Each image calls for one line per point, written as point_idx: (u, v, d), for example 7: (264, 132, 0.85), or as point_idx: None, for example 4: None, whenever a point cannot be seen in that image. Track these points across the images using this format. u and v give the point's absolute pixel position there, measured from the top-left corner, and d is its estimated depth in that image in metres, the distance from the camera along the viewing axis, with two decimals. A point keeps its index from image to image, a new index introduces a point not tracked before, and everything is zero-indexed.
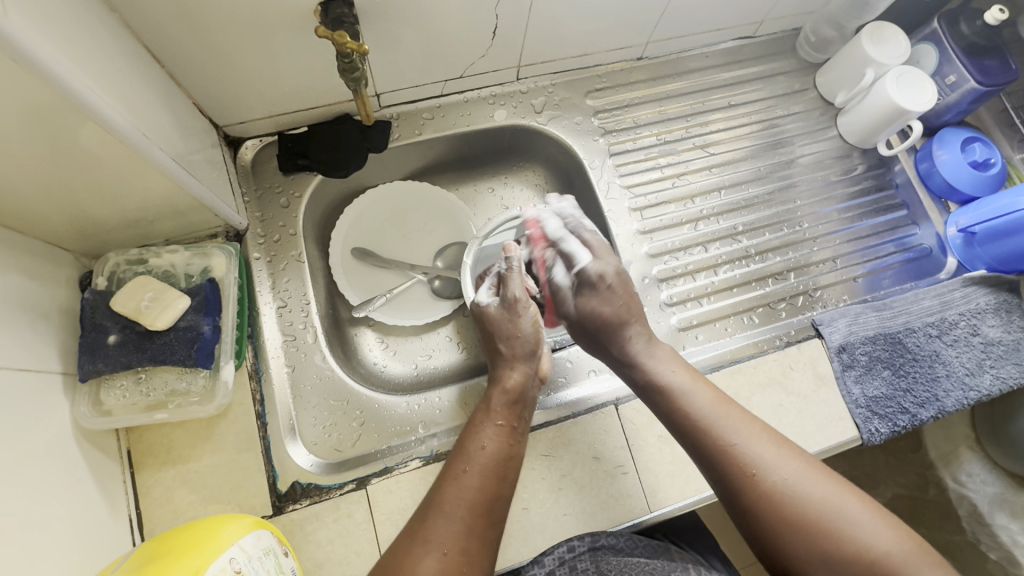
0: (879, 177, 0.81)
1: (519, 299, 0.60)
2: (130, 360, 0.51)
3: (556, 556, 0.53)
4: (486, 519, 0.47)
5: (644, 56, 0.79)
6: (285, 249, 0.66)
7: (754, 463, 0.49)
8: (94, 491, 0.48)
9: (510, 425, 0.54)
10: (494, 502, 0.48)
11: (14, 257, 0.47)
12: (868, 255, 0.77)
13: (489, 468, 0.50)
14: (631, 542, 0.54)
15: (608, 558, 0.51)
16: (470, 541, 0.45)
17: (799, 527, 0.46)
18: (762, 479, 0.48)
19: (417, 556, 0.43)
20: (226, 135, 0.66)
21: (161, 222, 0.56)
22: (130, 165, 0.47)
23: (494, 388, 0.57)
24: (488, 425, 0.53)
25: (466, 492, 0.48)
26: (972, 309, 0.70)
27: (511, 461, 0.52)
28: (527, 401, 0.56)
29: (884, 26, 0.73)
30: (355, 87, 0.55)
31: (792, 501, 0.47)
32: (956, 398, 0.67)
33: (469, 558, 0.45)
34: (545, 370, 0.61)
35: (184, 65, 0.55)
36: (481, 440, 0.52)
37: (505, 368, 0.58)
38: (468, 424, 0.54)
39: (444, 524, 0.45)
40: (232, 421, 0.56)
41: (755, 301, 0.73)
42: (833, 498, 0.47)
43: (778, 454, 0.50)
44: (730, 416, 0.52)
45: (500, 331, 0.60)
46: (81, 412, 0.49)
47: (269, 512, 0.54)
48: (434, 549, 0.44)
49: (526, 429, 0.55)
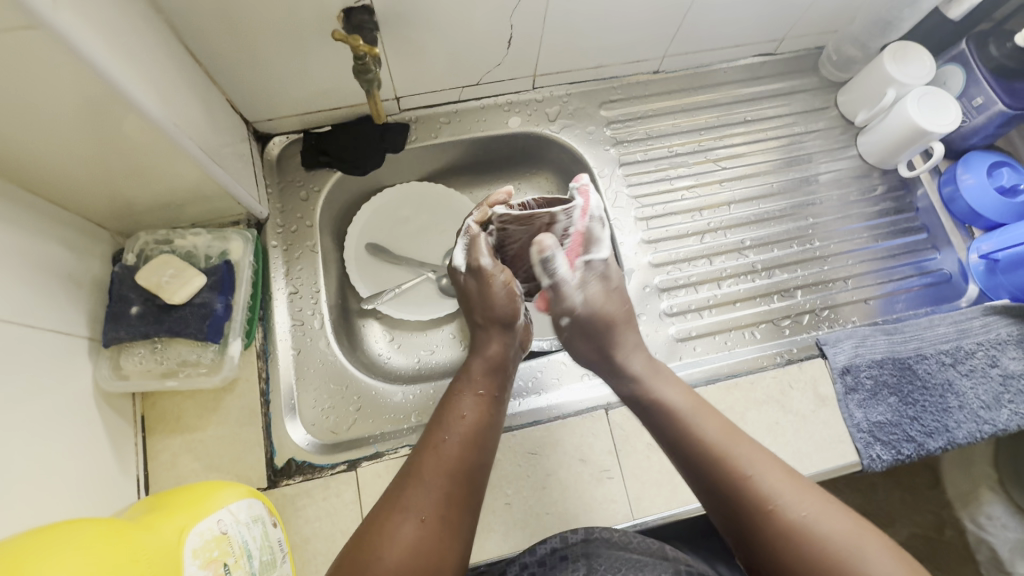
0: (899, 199, 0.79)
1: (491, 268, 0.59)
2: (148, 330, 0.54)
3: (548, 547, 0.54)
4: (465, 488, 0.49)
5: (661, 70, 0.80)
6: (300, 240, 0.70)
7: (767, 494, 0.46)
8: (106, 449, 0.52)
9: (490, 394, 0.56)
10: (473, 472, 0.50)
11: (53, 230, 0.52)
12: (883, 277, 0.75)
13: (469, 437, 0.51)
14: (626, 534, 0.54)
15: (600, 558, 0.52)
16: (446, 510, 0.47)
17: (796, 563, 0.43)
18: (775, 516, 0.45)
19: (397, 523, 0.45)
20: (256, 130, 0.71)
21: (188, 206, 0.60)
22: (159, 152, 0.51)
23: (473, 358, 0.58)
24: (467, 395, 0.55)
25: (447, 460, 0.49)
26: (991, 340, 0.68)
27: (491, 430, 0.54)
28: (506, 369, 0.58)
29: (908, 45, 0.72)
30: (368, 88, 0.58)
31: (803, 533, 0.44)
32: (968, 430, 0.64)
33: (445, 523, 0.46)
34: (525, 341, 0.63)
35: (218, 64, 0.59)
36: (463, 410, 0.53)
37: (485, 339, 0.59)
38: (448, 393, 0.55)
39: (424, 491, 0.47)
40: (237, 396, 0.60)
41: (759, 317, 0.71)
42: (853, 545, 0.42)
43: (794, 488, 0.46)
44: (747, 446, 0.49)
45: (477, 302, 0.60)
46: (101, 375, 0.53)
47: (264, 484, 0.58)
48: (411, 517, 0.46)
49: (505, 400, 0.57)
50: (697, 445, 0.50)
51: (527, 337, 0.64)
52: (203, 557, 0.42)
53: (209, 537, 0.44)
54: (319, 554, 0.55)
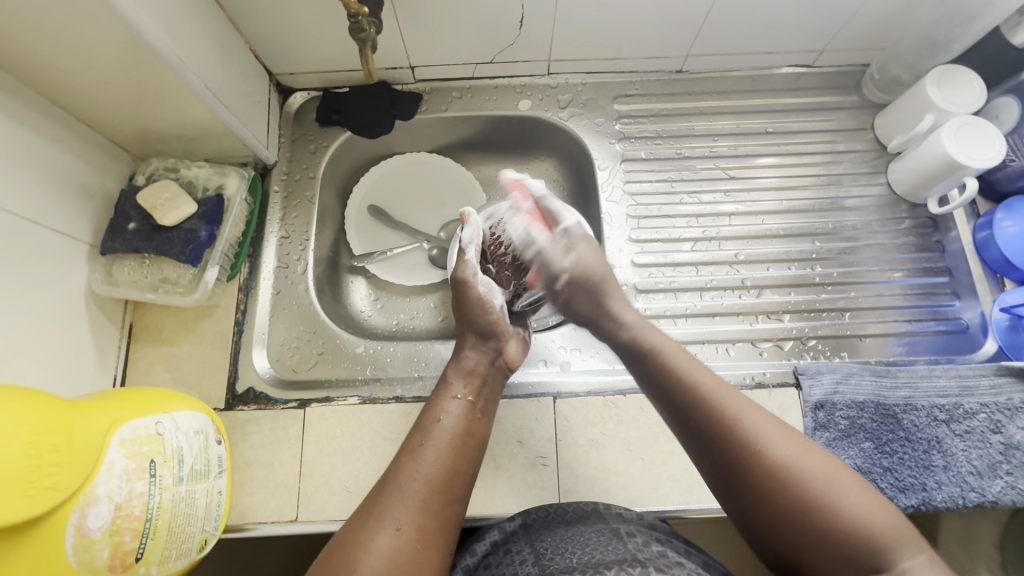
0: (924, 236, 0.73)
1: (469, 277, 0.58)
2: (137, 245, 0.59)
3: (487, 542, 0.51)
4: (442, 495, 0.47)
5: (684, 70, 0.78)
6: (301, 189, 0.74)
7: (755, 440, 0.46)
8: (89, 345, 0.58)
9: (470, 400, 0.53)
10: (452, 480, 0.48)
11: (76, 144, 0.58)
12: (887, 316, 0.69)
13: (447, 444, 0.49)
14: (561, 512, 0.53)
15: (544, 538, 0.50)
16: (426, 518, 0.45)
17: (781, 519, 0.44)
18: (761, 458, 0.45)
19: (371, 532, 0.43)
20: (279, 82, 0.76)
21: (199, 141, 0.65)
22: (170, 88, 0.55)
23: (452, 365, 0.56)
24: (446, 401, 0.52)
25: (422, 468, 0.47)
26: (998, 403, 0.61)
27: (470, 437, 0.51)
28: (486, 377, 0.56)
29: (957, 69, 0.65)
30: (361, 48, 0.60)
31: (791, 486, 0.44)
32: (950, 495, 0.58)
33: (423, 535, 0.45)
34: (512, 357, 0.58)
35: (244, 16, 0.64)
36: (439, 415, 0.51)
37: (464, 347, 0.57)
38: (427, 400, 0.53)
39: (398, 500, 0.45)
40: (215, 321, 0.65)
41: (738, 335, 0.68)
42: (830, 481, 0.45)
43: (780, 433, 0.47)
44: (734, 399, 0.49)
45: (457, 310, 0.59)
46: (95, 279, 0.59)
47: (221, 405, 0.62)
48: (388, 526, 0.44)
49: (490, 406, 0.55)
50: (684, 395, 0.50)
51: (519, 353, 0.60)
52: (131, 448, 0.45)
53: (143, 433, 0.47)
54: (256, 479, 0.59)
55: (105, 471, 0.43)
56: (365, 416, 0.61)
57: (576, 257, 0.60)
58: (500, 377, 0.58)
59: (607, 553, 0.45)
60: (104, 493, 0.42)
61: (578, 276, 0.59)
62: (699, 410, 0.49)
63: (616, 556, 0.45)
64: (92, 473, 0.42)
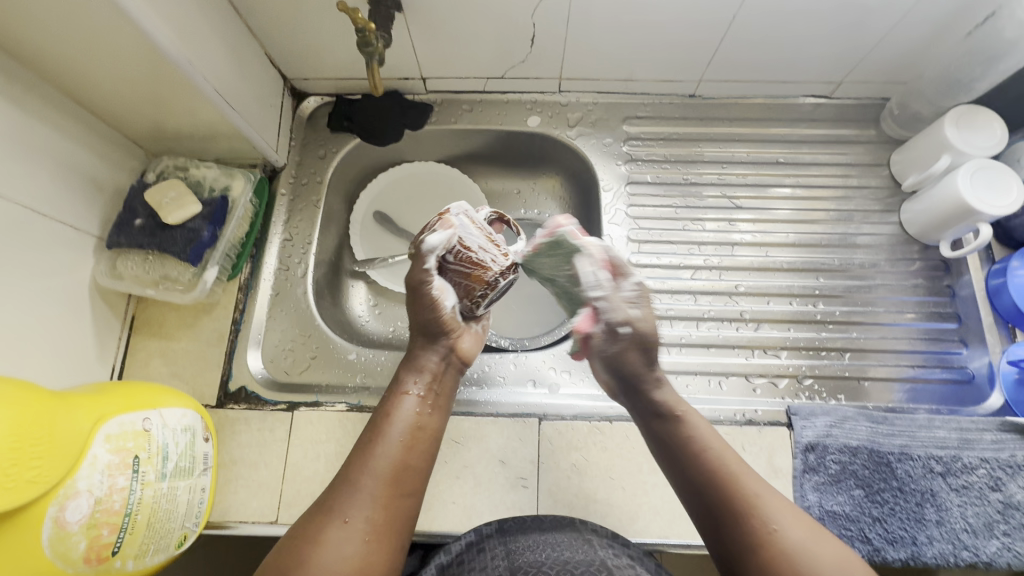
0: (934, 279, 0.71)
1: (420, 278, 0.52)
2: (142, 242, 0.60)
3: (462, 542, 0.50)
4: (394, 489, 0.47)
5: (697, 94, 0.77)
6: (307, 193, 0.75)
7: (767, 517, 0.45)
8: (89, 335, 0.60)
9: (424, 396, 0.52)
10: (403, 473, 0.48)
11: (90, 139, 0.60)
12: (890, 359, 0.67)
13: (399, 439, 0.49)
14: (537, 519, 0.52)
15: (519, 539, 0.49)
16: (378, 512, 0.45)
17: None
18: (774, 538, 0.44)
19: (321, 525, 0.44)
20: (293, 87, 0.77)
21: (210, 141, 0.67)
22: (183, 91, 0.57)
23: (404, 363, 0.54)
24: (399, 397, 0.51)
25: (373, 462, 0.47)
26: (1000, 459, 0.59)
27: (422, 431, 0.51)
28: (439, 374, 0.54)
29: (978, 111, 0.63)
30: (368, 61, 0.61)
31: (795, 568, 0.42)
32: (940, 551, 0.56)
33: (374, 528, 0.45)
34: (466, 350, 0.56)
35: (260, 23, 0.65)
36: (390, 411, 0.51)
37: (415, 346, 0.55)
38: (381, 397, 0.52)
39: (349, 493, 0.45)
40: (213, 319, 0.66)
41: (733, 369, 0.66)
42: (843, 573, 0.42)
43: (794, 519, 0.46)
44: (755, 481, 0.48)
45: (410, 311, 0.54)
46: (99, 271, 0.60)
47: (213, 402, 0.63)
48: (336, 520, 0.44)
49: (446, 402, 0.54)
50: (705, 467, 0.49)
51: (473, 345, 0.57)
52: (116, 443, 0.46)
53: (129, 429, 0.48)
54: (240, 477, 0.60)
55: (87, 465, 0.44)
56: (351, 423, 0.62)
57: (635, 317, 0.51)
58: (455, 372, 0.56)
59: (576, 552, 0.47)
60: (84, 487, 0.44)
61: (642, 331, 0.51)
62: (719, 484, 0.48)
63: (585, 557, 0.47)
64: (74, 467, 0.43)
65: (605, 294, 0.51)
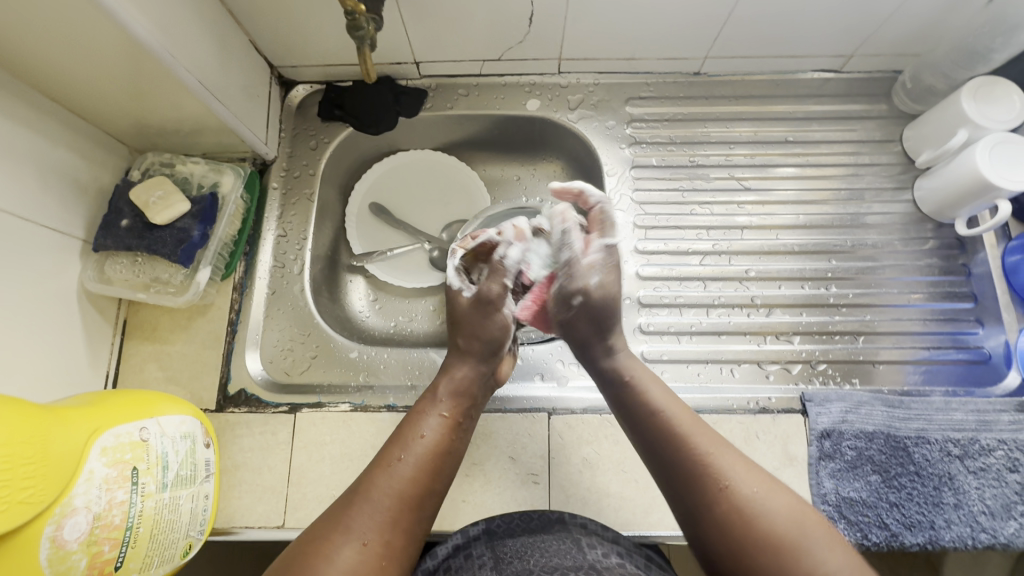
0: (949, 258, 0.69)
1: (495, 292, 0.53)
2: (129, 243, 0.58)
3: (449, 545, 0.49)
4: (414, 513, 0.45)
5: (702, 72, 0.74)
6: (300, 186, 0.72)
7: (724, 474, 0.45)
8: (81, 342, 0.58)
9: (456, 420, 0.51)
10: (425, 497, 0.46)
11: (70, 138, 0.56)
12: (904, 341, 0.66)
13: (425, 461, 0.47)
14: (524, 517, 0.50)
15: (508, 544, 0.48)
16: (395, 534, 0.43)
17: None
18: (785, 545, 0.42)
19: (336, 543, 0.41)
20: (281, 75, 0.73)
21: (196, 134, 0.64)
22: (165, 83, 0.54)
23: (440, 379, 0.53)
24: (432, 416, 0.50)
25: (398, 482, 0.45)
26: (1017, 440, 0.58)
27: (450, 456, 0.49)
28: (476, 399, 0.53)
29: (996, 82, 0.61)
30: (359, 45, 0.58)
31: (754, 521, 0.43)
32: (958, 534, 0.55)
33: (389, 551, 0.43)
34: (503, 375, 0.57)
35: (243, 9, 0.61)
36: (421, 430, 0.49)
37: (457, 358, 0.54)
38: (410, 412, 0.50)
39: (368, 511, 0.43)
40: (208, 320, 0.64)
41: (744, 355, 0.65)
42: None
43: (748, 472, 0.46)
44: (708, 436, 0.48)
45: (465, 324, 0.54)
46: (87, 276, 0.58)
47: (212, 407, 0.61)
48: (354, 539, 0.42)
49: (472, 425, 0.53)
50: (696, 462, 0.46)
51: (506, 369, 0.57)
52: (113, 456, 0.45)
53: (126, 440, 0.46)
54: (243, 483, 0.58)
55: (84, 481, 0.42)
56: (356, 424, 0.60)
57: (602, 281, 0.52)
58: (488, 393, 0.55)
59: (564, 559, 0.45)
60: (81, 504, 0.42)
61: (595, 300, 0.52)
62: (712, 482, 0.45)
63: (574, 563, 0.45)
64: (70, 484, 0.42)
65: (568, 258, 0.52)
